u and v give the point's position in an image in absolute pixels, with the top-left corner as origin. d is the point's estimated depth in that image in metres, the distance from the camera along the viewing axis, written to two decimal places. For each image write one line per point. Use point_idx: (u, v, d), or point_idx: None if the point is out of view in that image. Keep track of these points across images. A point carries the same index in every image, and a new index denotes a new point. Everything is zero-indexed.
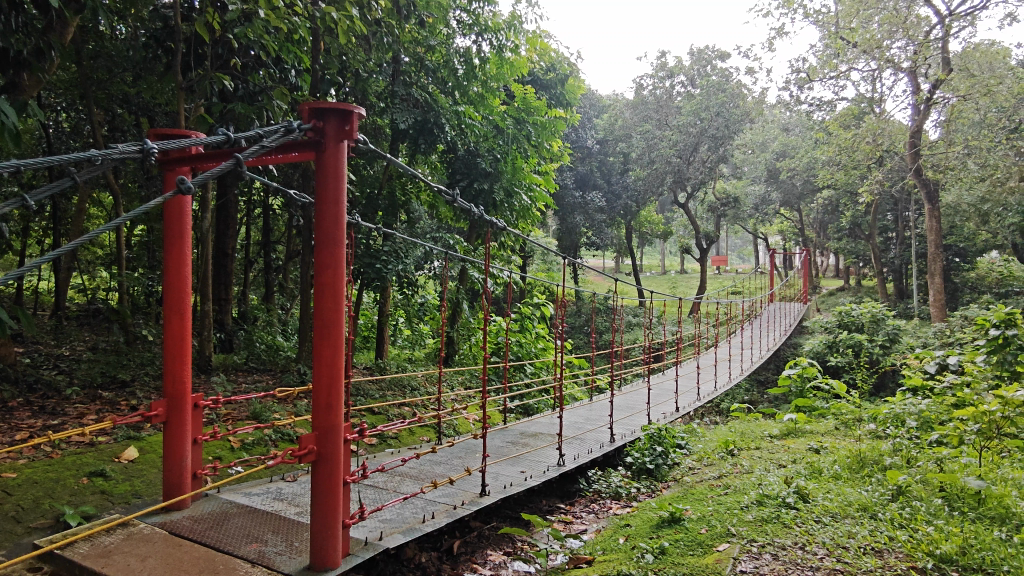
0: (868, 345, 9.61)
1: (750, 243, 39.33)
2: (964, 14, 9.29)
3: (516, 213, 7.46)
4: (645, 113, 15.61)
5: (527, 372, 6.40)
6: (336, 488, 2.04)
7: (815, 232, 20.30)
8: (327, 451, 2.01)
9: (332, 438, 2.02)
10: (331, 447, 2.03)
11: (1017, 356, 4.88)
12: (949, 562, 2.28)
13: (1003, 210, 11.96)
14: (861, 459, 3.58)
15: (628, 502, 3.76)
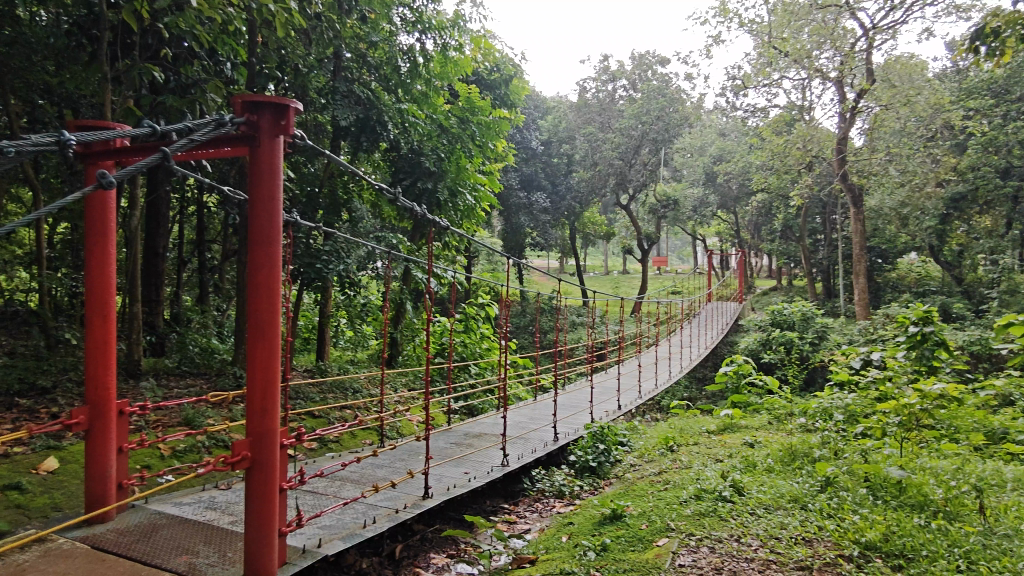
0: (799, 343, 10.03)
1: (690, 244, 40.41)
2: (885, 28, 9.79)
3: (461, 212, 7.43)
4: (588, 115, 15.89)
5: (472, 372, 6.39)
6: (272, 498, 1.96)
7: (750, 234, 21.06)
8: (263, 457, 1.92)
9: (268, 444, 1.93)
10: (267, 454, 1.94)
11: (933, 351, 5.23)
12: (873, 549, 2.39)
13: (921, 214, 12.69)
14: (793, 452, 3.72)
15: (571, 500, 3.78)
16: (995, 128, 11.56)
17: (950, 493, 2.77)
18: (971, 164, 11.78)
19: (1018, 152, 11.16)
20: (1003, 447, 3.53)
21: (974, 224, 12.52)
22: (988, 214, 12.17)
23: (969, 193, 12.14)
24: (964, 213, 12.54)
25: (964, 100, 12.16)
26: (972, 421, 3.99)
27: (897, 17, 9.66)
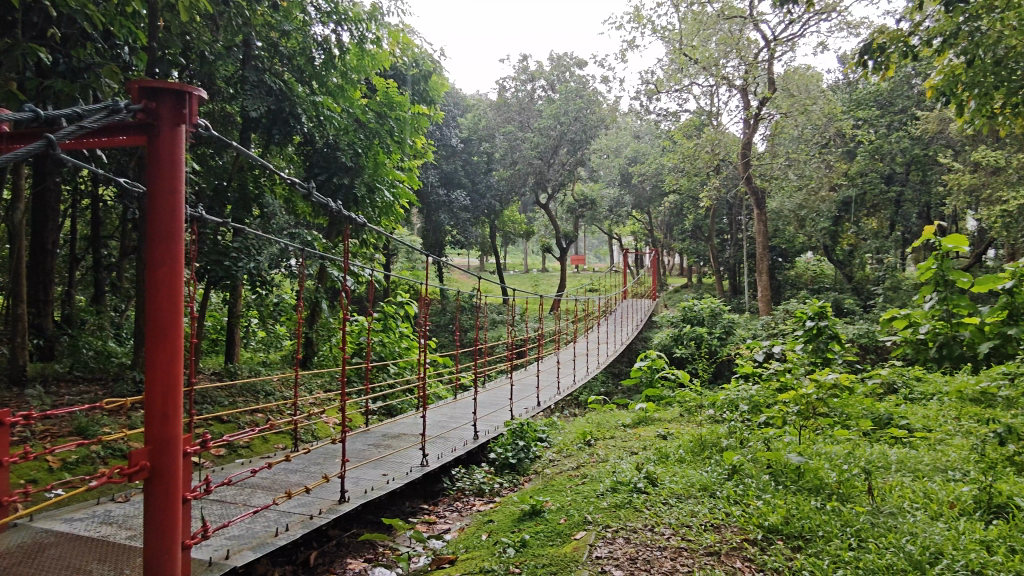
0: (708, 338, 10.51)
1: (607, 243, 41.60)
2: (785, 40, 10.40)
3: (378, 209, 7.26)
4: (507, 115, 16.02)
5: (390, 372, 6.29)
6: (174, 514, 1.71)
7: (663, 233, 21.86)
8: (165, 479, 1.65)
9: (171, 464, 1.66)
10: (170, 476, 1.67)
11: (827, 344, 5.60)
12: (776, 532, 2.54)
13: (817, 216, 13.55)
14: (702, 442, 3.88)
15: (491, 497, 3.78)
16: (880, 137, 12.66)
17: (842, 476, 2.97)
18: (860, 170, 12.80)
19: (900, 160, 12.33)
20: (888, 432, 3.82)
21: (862, 225, 13.76)
22: (875, 216, 13.48)
23: (857, 197, 13.21)
24: (854, 215, 13.68)
25: (854, 110, 13.13)
26: (862, 408, 4.29)
27: (795, 31, 10.28)
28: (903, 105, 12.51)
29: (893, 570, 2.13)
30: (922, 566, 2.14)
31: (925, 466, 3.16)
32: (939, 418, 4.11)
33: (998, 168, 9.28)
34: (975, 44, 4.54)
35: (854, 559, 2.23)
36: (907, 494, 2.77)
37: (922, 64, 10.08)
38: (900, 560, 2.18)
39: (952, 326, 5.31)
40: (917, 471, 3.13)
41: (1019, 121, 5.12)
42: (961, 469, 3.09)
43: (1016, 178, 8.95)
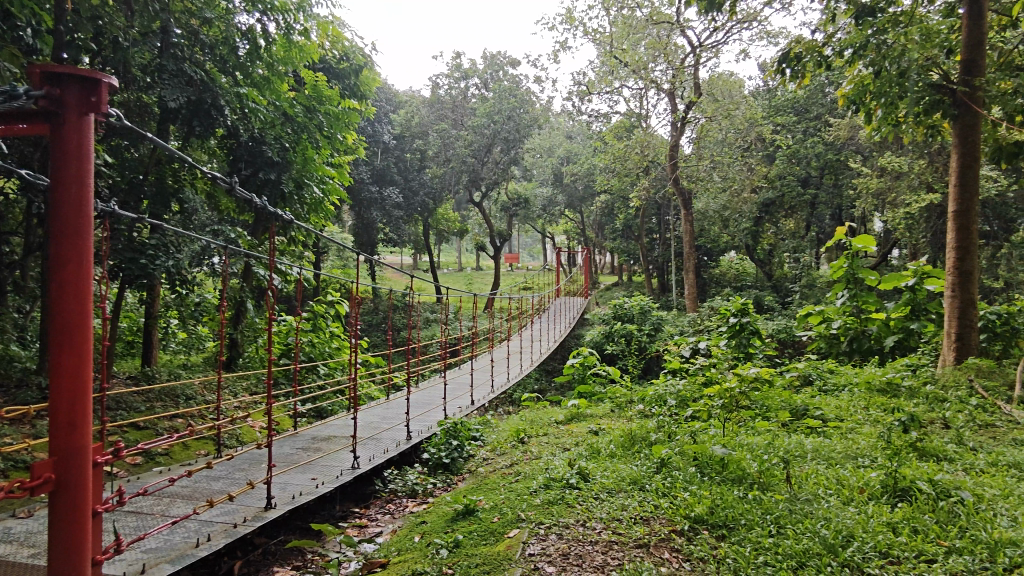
0: (638, 334, 10.78)
1: (541, 242, 42.16)
2: (709, 47, 10.79)
3: (307, 206, 7.05)
4: (440, 112, 15.93)
5: (320, 373, 6.13)
6: (85, 532, 1.53)
7: (595, 232, 22.24)
8: (73, 491, 1.50)
9: (79, 473, 1.51)
10: (78, 486, 1.51)
11: (749, 339, 5.89)
12: (701, 522, 2.62)
13: (739, 217, 14.11)
14: (632, 437, 3.97)
15: (424, 498, 3.75)
16: (796, 142, 13.32)
17: (763, 466, 3.11)
18: (779, 173, 13.44)
19: (815, 164, 13.00)
20: (805, 422, 4.02)
21: (780, 226, 14.41)
22: (792, 218, 14.16)
23: (776, 199, 13.85)
24: (773, 216, 14.32)
25: (773, 116, 13.75)
26: (780, 401, 4.50)
27: (719, 38, 10.67)
28: (818, 112, 13.19)
29: (809, 553, 2.25)
30: (835, 549, 2.26)
31: (838, 453, 3.35)
32: (850, 408, 4.35)
33: (901, 174, 9.91)
34: (881, 55, 4.88)
35: (773, 545, 2.33)
36: (821, 481, 2.92)
37: (835, 73, 10.65)
38: (815, 544, 2.30)
39: (861, 321, 5.97)
40: (830, 459, 3.30)
41: (921, 129, 5.50)
42: (870, 455, 3.29)
43: (917, 183, 9.59)
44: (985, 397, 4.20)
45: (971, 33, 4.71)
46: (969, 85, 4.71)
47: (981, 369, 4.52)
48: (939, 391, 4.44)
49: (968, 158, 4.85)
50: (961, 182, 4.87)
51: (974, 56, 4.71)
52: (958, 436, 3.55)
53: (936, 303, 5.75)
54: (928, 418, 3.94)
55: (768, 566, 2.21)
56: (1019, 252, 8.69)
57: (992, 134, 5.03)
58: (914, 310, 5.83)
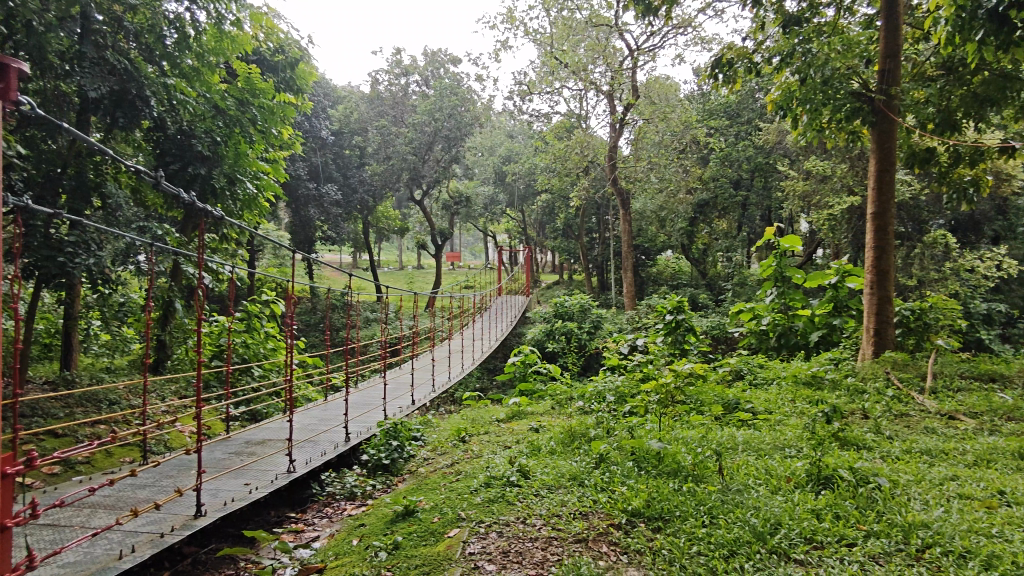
0: (578, 332, 10.93)
1: (483, 241, 42.21)
2: (646, 50, 11.03)
3: (239, 202, 6.74)
4: (380, 108, 15.81)
5: (254, 375, 5.93)
6: None
7: (536, 231, 22.38)
8: None
9: None
10: None
11: (684, 336, 6.08)
12: (638, 515, 2.67)
13: (675, 217, 14.50)
14: (572, 433, 4.01)
15: (363, 500, 3.68)
16: (728, 145, 13.79)
17: (697, 458, 3.19)
18: (713, 175, 13.89)
19: (745, 167, 13.48)
20: (736, 415, 4.16)
21: (714, 226, 14.89)
22: (725, 218, 14.63)
23: (710, 199, 14.30)
24: (707, 217, 14.79)
25: (707, 120, 14.19)
26: (714, 395, 4.65)
27: (655, 42, 10.95)
28: (748, 117, 13.68)
29: (740, 541, 2.33)
30: (764, 537, 2.35)
31: (767, 445, 3.49)
32: (778, 401, 4.54)
33: (825, 177, 10.41)
34: (806, 63, 5.14)
35: (706, 535, 2.40)
36: (751, 471, 3.03)
37: (765, 80, 11.08)
38: (745, 533, 2.38)
39: (789, 317, 6.23)
40: (760, 450, 3.44)
41: (843, 134, 5.79)
42: (796, 446, 3.44)
43: (840, 186, 10.08)
44: (901, 388, 4.47)
45: (887, 44, 4.98)
46: (886, 94, 4.96)
47: (896, 362, 4.80)
48: (858, 382, 4.69)
49: (885, 163, 5.12)
50: (879, 186, 5.15)
51: (890, 67, 4.97)
52: (876, 426, 3.76)
53: (856, 300, 6.07)
54: (849, 409, 4.16)
55: (702, 555, 2.28)
56: (930, 252, 9.26)
57: (906, 140, 5.34)
58: (837, 307, 6.13)
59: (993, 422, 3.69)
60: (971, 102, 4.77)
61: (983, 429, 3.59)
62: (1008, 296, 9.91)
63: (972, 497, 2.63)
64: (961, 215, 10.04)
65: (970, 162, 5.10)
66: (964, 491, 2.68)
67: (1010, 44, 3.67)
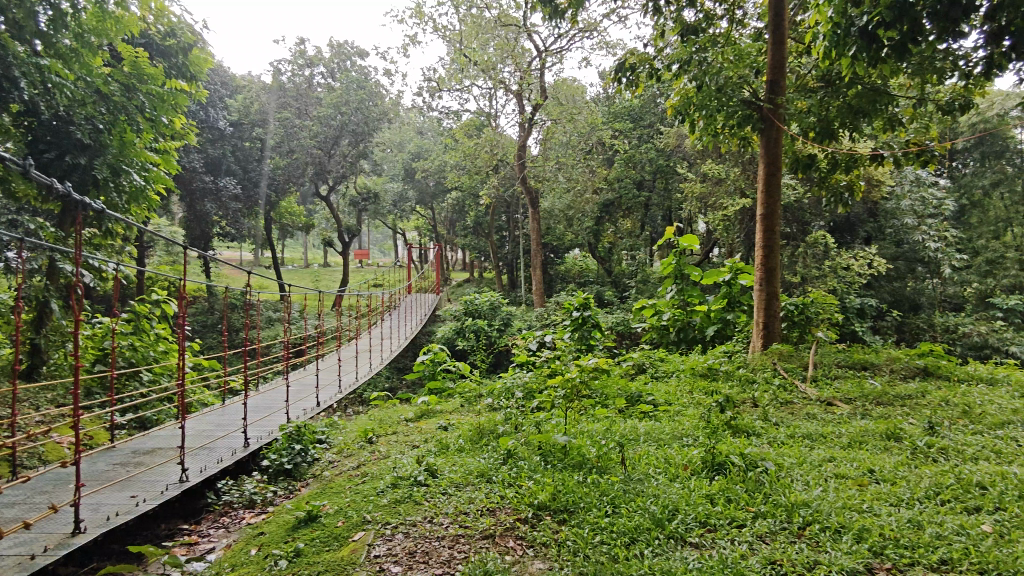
0: (487, 329, 10.99)
1: (392, 237, 41.58)
2: (553, 52, 11.23)
3: (125, 195, 6.15)
4: (282, 100, 15.04)
5: (143, 380, 5.53)
6: None
7: (446, 229, 22.30)
8: None
9: None
10: None
11: (590, 332, 6.25)
12: (544, 508, 2.71)
13: (582, 216, 14.87)
14: (481, 430, 4.03)
15: (263, 508, 3.52)
16: (632, 147, 14.27)
17: (600, 450, 3.29)
18: (618, 176, 14.32)
19: (648, 168, 13.98)
20: (639, 407, 4.31)
21: (619, 225, 15.41)
22: (629, 218, 15.15)
23: (614, 199, 14.76)
24: (613, 216, 15.28)
25: (612, 122, 14.62)
26: (617, 389, 4.80)
27: (562, 44, 11.15)
28: (650, 120, 14.23)
29: (640, 528, 2.42)
30: (663, 523, 2.45)
31: (666, 435, 3.64)
32: (677, 392, 4.76)
33: (720, 180, 10.99)
34: (702, 72, 5.43)
35: (608, 524, 2.48)
36: (651, 461, 3.16)
37: (665, 85, 11.56)
38: (645, 520, 2.48)
39: (687, 313, 6.57)
40: (660, 439, 3.59)
41: (735, 140, 6.14)
42: (693, 435, 3.62)
43: (733, 189, 10.67)
44: (786, 377, 4.81)
45: (774, 57, 5.34)
46: (773, 104, 5.33)
47: (782, 353, 5.15)
48: (749, 372, 5.00)
49: (772, 167, 5.48)
50: (767, 188, 5.49)
51: (776, 78, 5.35)
52: (764, 413, 4.02)
53: (747, 295, 6.47)
54: (742, 398, 4.43)
55: (604, 544, 2.35)
56: (812, 250, 10.02)
57: (791, 147, 5.71)
58: (730, 302, 6.51)
59: (865, 406, 4.04)
60: (846, 114, 5.12)
61: (856, 413, 3.93)
62: (877, 292, 10.91)
63: (847, 476, 2.86)
64: (839, 217, 10.92)
65: (845, 168, 5.54)
66: (840, 471, 2.91)
67: (879, 60, 3.98)
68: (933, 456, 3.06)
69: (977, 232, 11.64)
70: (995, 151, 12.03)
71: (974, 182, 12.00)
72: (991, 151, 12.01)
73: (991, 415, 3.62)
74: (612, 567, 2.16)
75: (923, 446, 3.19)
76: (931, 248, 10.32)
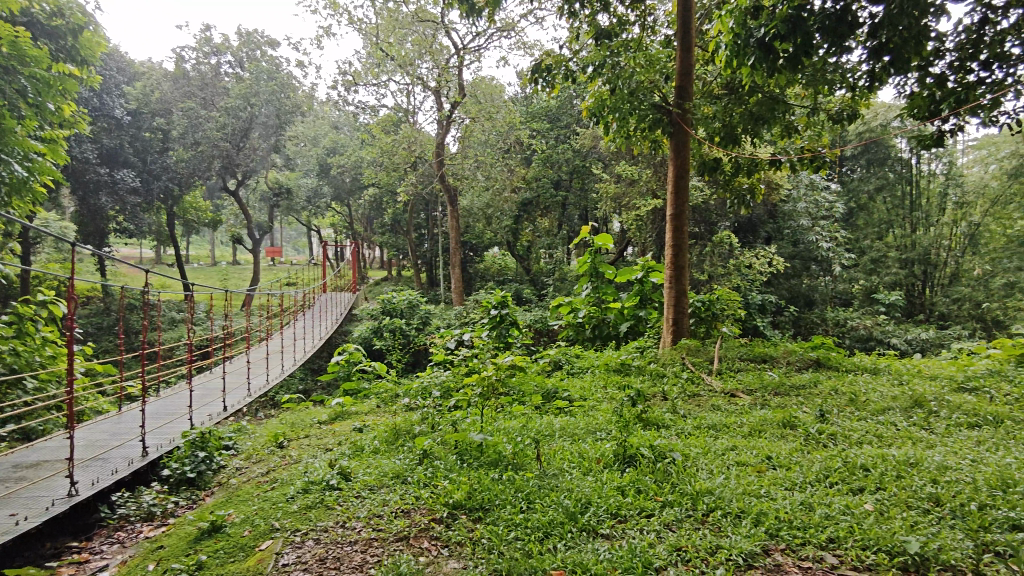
0: (405, 328, 10.86)
1: (305, 235, 40.14)
2: (472, 50, 11.22)
3: (5, 186, 5.53)
4: (186, 89, 14.38)
5: (27, 388, 5.08)
6: None
7: (362, 226, 21.84)
8: None
9: None
10: None
11: (508, 330, 6.29)
12: (459, 507, 2.71)
13: (500, 215, 14.91)
14: (397, 431, 3.97)
15: (163, 520, 3.32)
16: (550, 147, 14.49)
17: (516, 447, 3.32)
18: (536, 175, 14.47)
19: (565, 168, 14.23)
20: (554, 403, 4.38)
21: (537, 224, 15.59)
22: (546, 217, 15.38)
23: (532, 198, 14.92)
24: (530, 215, 15.45)
25: (529, 122, 14.80)
26: (534, 385, 4.85)
27: (480, 42, 11.19)
28: (567, 121, 14.45)
29: (554, 522, 2.47)
30: (575, 517, 2.50)
31: (581, 430, 3.72)
32: (591, 388, 4.87)
33: (633, 181, 11.34)
34: (615, 75, 5.57)
35: (523, 520, 2.50)
36: (565, 456, 3.22)
37: (581, 87, 11.82)
38: (559, 514, 2.52)
39: (601, 310, 6.76)
40: (575, 434, 3.66)
41: (646, 142, 6.34)
42: (605, 428, 3.72)
43: (645, 190, 11.02)
44: (693, 370, 5.02)
45: (682, 63, 5.55)
46: (682, 108, 5.53)
47: (690, 348, 5.38)
48: (659, 367, 5.20)
49: (681, 169, 5.69)
50: (676, 190, 5.70)
51: (685, 83, 5.53)
52: (672, 406, 4.18)
53: (658, 293, 6.71)
54: (653, 392, 4.59)
55: (519, 540, 2.37)
56: (718, 250, 10.52)
57: (698, 151, 5.94)
58: (642, 299, 6.75)
59: (764, 397, 4.28)
60: (748, 120, 5.40)
61: (755, 404, 4.16)
62: (777, 288, 11.59)
63: (747, 464, 3.03)
64: (742, 218, 11.49)
65: (747, 172, 5.83)
66: (741, 459, 3.08)
67: (776, 70, 4.21)
68: (823, 442, 3.29)
69: (864, 232, 12.79)
70: (879, 158, 12.78)
71: (860, 187, 12.81)
72: (875, 158, 12.78)
73: (873, 402, 3.93)
74: (526, 563, 2.18)
75: (815, 433, 3.42)
76: (824, 248, 11.05)
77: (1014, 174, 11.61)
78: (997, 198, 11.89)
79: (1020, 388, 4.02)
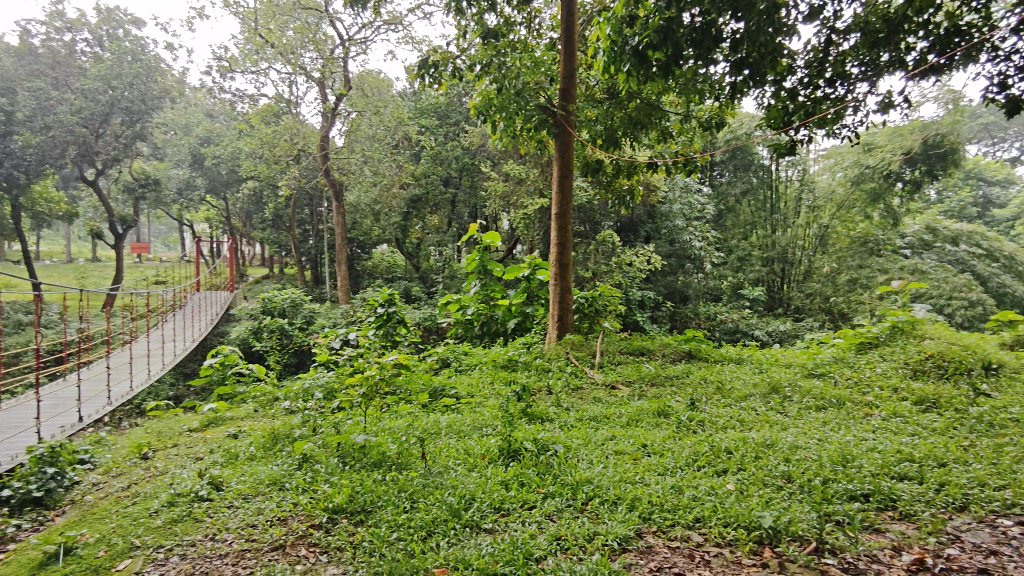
0: (287, 328, 10.40)
1: (175, 230, 37.47)
2: (358, 42, 10.93)
3: None
4: (35, 68, 12.99)
5: None
6: None
7: (240, 222, 20.71)
8: None
9: None
10: None
11: (395, 328, 6.19)
12: (340, 511, 2.63)
13: (389, 211, 14.55)
14: (275, 435, 3.79)
15: (2, 546, 2.94)
16: (438, 144, 14.39)
17: (400, 447, 3.27)
18: (425, 172, 14.30)
19: (454, 166, 14.22)
20: (441, 401, 4.37)
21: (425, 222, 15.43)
22: (435, 214, 15.26)
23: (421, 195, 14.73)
24: (419, 212, 15.26)
25: (418, 117, 14.63)
26: (421, 384, 4.80)
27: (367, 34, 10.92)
28: (456, 118, 14.41)
29: (437, 521, 2.46)
30: (458, 513, 2.51)
31: (467, 426, 3.73)
32: (478, 384, 4.91)
33: (520, 180, 11.53)
34: (502, 75, 5.63)
35: (405, 521, 2.47)
36: (451, 453, 3.22)
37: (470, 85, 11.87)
38: (442, 512, 2.52)
39: (489, 307, 6.82)
40: (460, 431, 3.66)
41: (531, 142, 6.47)
42: (491, 424, 3.75)
43: (533, 189, 11.24)
44: (576, 364, 5.19)
45: (566, 66, 5.71)
46: (565, 110, 5.69)
47: (574, 342, 5.56)
48: (544, 362, 5.31)
49: (565, 169, 5.85)
50: (561, 189, 5.86)
51: (568, 85, 5.69)
52: (556, 399, 4.30)
53: (543, 290, 6.86)
54: (538, 387, 4.70)
55: (401, 540, 2.34)
56: (601, 248, 10.93)
57: (581, 151, 6.14)
58: (529, 296, 6.88)
59: (641, 389, 4.50)
60: (626, 124, 5.60)
61: (633, 395, 4.36)
62: (655, 285, 12.33)
63: (624, 452, 3.17)
64: (624, 217, 12.01)
65: (627, 173, 6.10)
66: (618, 448, 3.22)
67: (650, 77, 4.45)
68: (693, 428, 3.51)
69: (732, 233, 13.89)
70: (744, 163, 13.63)
71: (728, 191, 13.95)
72: (742, 163, 13.61)
73: (737, 389, 4.25)
74: (408, 563, 2.16)
75: (685, 420, 3.64)
76: (696, 247, 11.79)
77: (856, 182, 12.01)
78: (842, 203, 12.40)
79: (858, 372, 4.50)
